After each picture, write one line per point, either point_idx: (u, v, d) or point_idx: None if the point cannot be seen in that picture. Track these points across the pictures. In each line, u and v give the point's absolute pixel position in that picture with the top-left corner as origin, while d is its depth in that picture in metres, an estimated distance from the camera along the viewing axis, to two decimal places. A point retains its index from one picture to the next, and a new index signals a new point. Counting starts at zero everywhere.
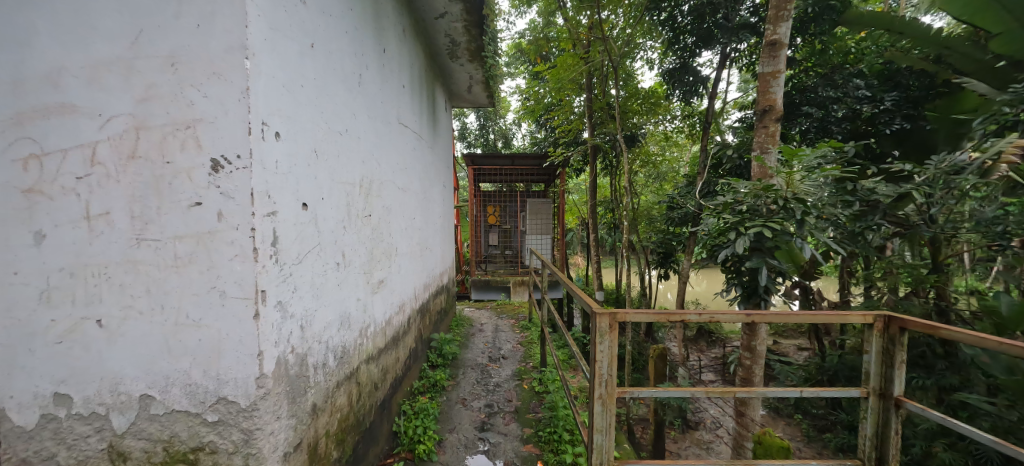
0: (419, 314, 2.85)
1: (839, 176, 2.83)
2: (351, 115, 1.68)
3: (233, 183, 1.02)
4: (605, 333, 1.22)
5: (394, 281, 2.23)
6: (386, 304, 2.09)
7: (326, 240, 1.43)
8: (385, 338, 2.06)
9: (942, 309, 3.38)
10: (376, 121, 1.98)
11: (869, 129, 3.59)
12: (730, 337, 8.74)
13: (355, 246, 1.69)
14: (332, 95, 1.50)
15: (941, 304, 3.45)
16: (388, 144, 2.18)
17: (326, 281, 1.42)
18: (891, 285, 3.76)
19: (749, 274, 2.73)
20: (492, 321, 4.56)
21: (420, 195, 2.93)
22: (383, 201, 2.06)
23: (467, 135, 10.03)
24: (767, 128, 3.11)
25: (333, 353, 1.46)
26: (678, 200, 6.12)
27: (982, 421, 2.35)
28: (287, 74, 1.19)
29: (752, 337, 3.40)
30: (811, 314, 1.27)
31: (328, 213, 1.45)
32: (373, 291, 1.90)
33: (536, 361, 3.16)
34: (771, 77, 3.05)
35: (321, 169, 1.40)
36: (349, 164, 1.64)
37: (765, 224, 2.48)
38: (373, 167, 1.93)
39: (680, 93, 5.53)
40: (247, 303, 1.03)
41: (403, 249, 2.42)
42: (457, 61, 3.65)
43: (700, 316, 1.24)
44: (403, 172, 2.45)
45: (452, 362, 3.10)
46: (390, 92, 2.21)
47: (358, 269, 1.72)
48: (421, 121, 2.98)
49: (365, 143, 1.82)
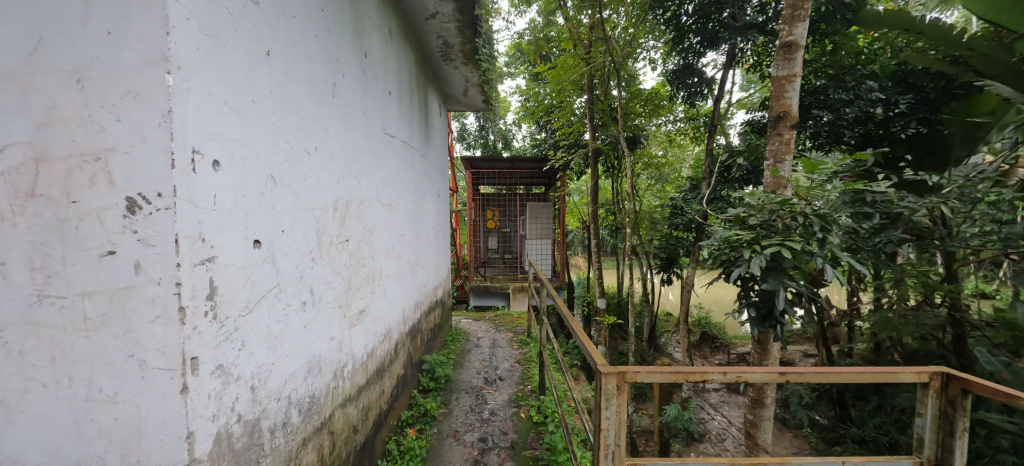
0: (410, 337, 2.65)
1: (858, 188, 2.64)
2: (323, 131, 1.48)
3: (153, 227, 0.83)
4: (612, 397, 1.03)
5: (378, 308, 2.04)
6: (369, 335, 1.90)
7: (288, 279, 1.23)
8: (367, 373, 1.87)
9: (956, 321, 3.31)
10: (355, 134, 1.79)
11: (883, 135, 3.36)
12: (735, 343, 8.63)
13: (328, 279, 1.50)
14: (297, 110, 1.31)
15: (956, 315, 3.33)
16: (372, 158, 1.99)
17: (288, 325, 1.23)
18: (902, 295, 3.61)
19: (763, 296, 2.53)
20: (489, 334, 4.37)
21: (410, 209, 2.72)
22: (364, 222, 1.86)
23: (466, 137, 9.85)
24: (781, 135, 2.92)
25: (298, 407, 1.27)
26: (682, 204, 5.95)
27: (1001, 440, 2.19)
28: (232, 89, 1.00)
29: (763, 356, 3.11)
30: (857, 373, 1.07)
31: (292, 246, 1.26)
32: (352, 324, 1.70)
33: (534, 385, 2.97)
34: (787, 81, 2.85)
35: (282, 197, 1.20)
36: (320, 186, 1.45)
37: (783, 242, 2.27)
38: (352, 186, 1.74)
39: (685, 95, 5.36)
40: (172, 374, 0.84)
41: (389, 270, 2.23)
42: (451, 64, 3.45)
43: (725, 376, 1.04)
44: (389, 188, 2.26)
45: (445, 386, 2.91)
46: (373, 101, 2.01)
47: (332, 304, 1.52)
48: (411, 129, 2.78)
49: (341, 160, 1.63)
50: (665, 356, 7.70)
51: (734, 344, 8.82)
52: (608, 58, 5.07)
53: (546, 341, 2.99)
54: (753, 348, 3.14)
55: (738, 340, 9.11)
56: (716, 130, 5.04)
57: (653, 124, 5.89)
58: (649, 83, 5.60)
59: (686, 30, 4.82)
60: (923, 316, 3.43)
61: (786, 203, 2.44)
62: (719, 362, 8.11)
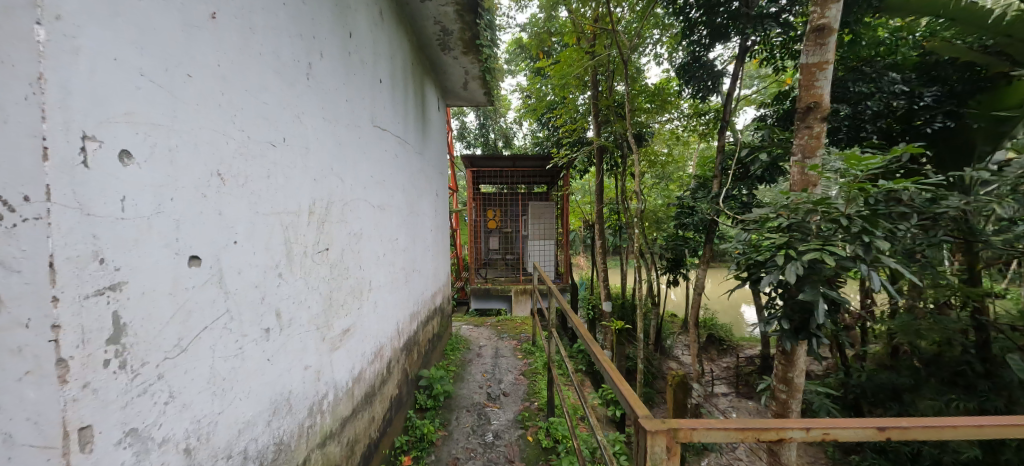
0: (405, 352, 2.41)
1: (902, 186, 2.28)
2: (294, 118, 1.23)
3: (21, 245, 0.56)
4: (661, 463, 0.79)
5: (367, 325, 1.79)
6: (356, 356, 1.65)
7: (245, 301, 0.98)
8: (353, 400, 1.62)
9: (981, 324, 3.22)
10: (338, 125, 1.54)
11: (911, 129, 3.02)
12: (742, 346, 8.48)
13: (302, 297, 1.25)
14: (256, 91, 1.05)
15: (981, 318, 3.22)
16: (359, 153, 1.74)
17: (245, 360, 0.98)
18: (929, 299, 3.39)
19: (799, 307, 2.26)
20: (491, 342, 4.11)
21: (405, 210, 2.48)
22: (349, 228, 1.62)
23: (466, 136, 9.58)
24: (811, 128, 2.67)
25: (258, 461, 1.02)
26: (690, 204, 5.72)
27: None
28: (153, 57, 0.75)
29: (788, 368, 2.98)
30: (979, 427, 0.82)
31: (250, 262, 1.01)
32: (333, 348, 1.45)
33: (541, 401, 2.73)
34: (818, 68, 2.60)
35: (234, 199, 0.95)
36: (290, 185, 1.20)
37: (823, 248, 2.00)
38: (334, 185, 1.49)
39: (693, 90, 5.13)
40: (52, 455, 0.58)
41: (380, 281, 1.97)
42: (450, 54, 3.20)
43: (808, 433, 0.79)
44: (380, 187, 2.00)
45: (444, 403, 2.66)
46: (359, 89, 1.76)
47: (308, 327, 1.28)
48: (405, 122, 2.52)
49: (318, 155, 1.37)
50: (671, 360, 7.48)
51: (741, 346, 8.64)
52: (614, 51, 4.84)
53: (553, 354, 2.72)
54: (777, 359, 3.04)
55: (744, 341, 8.92)
56: (727, 127, 4.81)
57: (659, 120, 5.67)
58: (655, 78, 5.37)
59: (695, 23, 4.60)
60: (946, 319, 3.38)
61: (824, 202, 2.19)
62: (727, 365, 7.89)
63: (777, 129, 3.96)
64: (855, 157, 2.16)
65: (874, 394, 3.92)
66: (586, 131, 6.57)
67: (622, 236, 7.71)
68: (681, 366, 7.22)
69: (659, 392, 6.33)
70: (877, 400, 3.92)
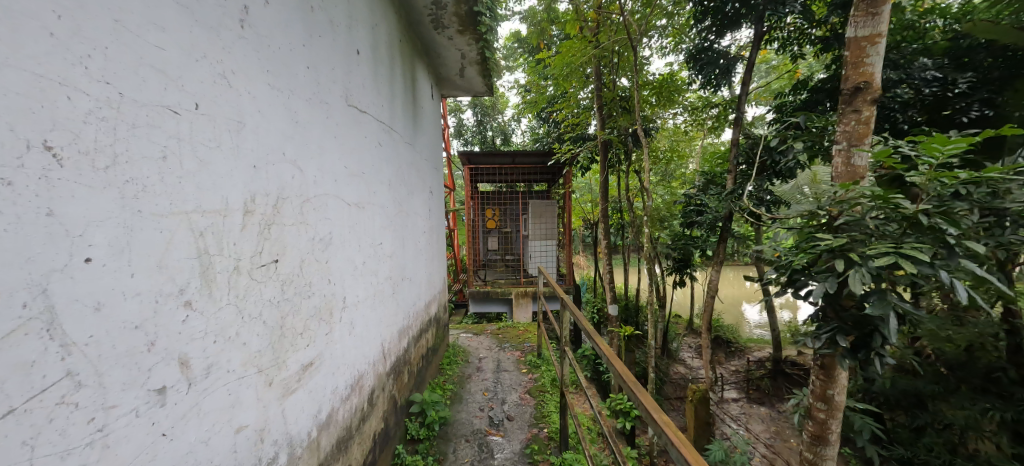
0: (393, 375, 2.04)
1: (996, 176, 1.73)
2: (215, 77, 0.86)
3: None
4: None
5: (340, 353, 1.42)
6: (323, 398, 1.28)
7: (113, 354, 0.62)
8: (319, 455, 1.25)
9: None
10: (293, 96, 1.17)
11: (942, 121, 2.67)
12: (750, 348, 8.17)
13: (232, 329, 0.89)
14: (137, 25, 0.69)
15: None
16: (327, 136, 1.37)
17: (114, 446, 0.62)
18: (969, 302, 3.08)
19: (857, 321, 1.92)
20: (492, 353, 3.74)
21: (391, 210, 2.10)
22: (312, 232, 1.25)
23: (463, 133, 9.17)
24: (858, 112, 2.31)
25: None
26: (700, 200, 5.35)
27: None
28: None
29: (828, 385, 2.65)
30: None
31: (124, 290, 0.65)
32: (287, 393, 1.09)
33: (552, 428, 2.38)
34: (869, 42, 2.26)
35: (86, 193, 0.60)
36: (208, 172, 0.83)
37: (900, 254, 1.64)
38: (287, 176, 1.12)
39: (703, 78, 4.67)
40: None
41: (358, 296, 1.60)
42: (444, 33, 2.84)
43: None
44: (357, 181, 1.63)
45: (441, 433, 2.29)
46: (326, 57, 1.39)
47: (242, 371, 0.91)
48: (391, 106, 2.16)
49: (261, 134, 1.01)
50: (677, 364, 7.12)
51: (749, 349, 8.27)
52: (618, 39, 4.50)
53: (566, 376, 2.30)
54: (816, 375, 2.70)
55: (753, 343, 8.61)
56: (742, 118, 4.43)
57: (663, 115, 5.32)
58: (662, 69, 5.02)
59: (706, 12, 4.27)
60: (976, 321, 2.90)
61: (887, 196, 1.83)
62: (736, 368, 7.56)
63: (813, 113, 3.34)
64: (939, 139, 1.67)
65: (896, 400, 3.34)
66: (588, 127, 6.21)
67: (625, 235, 7.40)
68: (690, 371, 6.85)
69: (667, 399, 5.95)
70: (898, 406, 3.37)
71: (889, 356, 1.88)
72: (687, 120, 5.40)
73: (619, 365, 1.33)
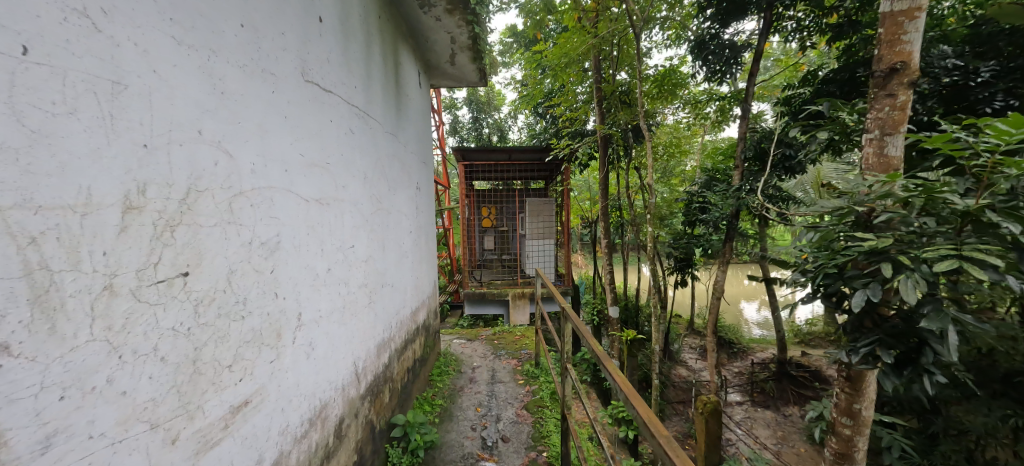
0: (370, 396, 1.78)
1: None
2: (66, 14, 0.59)
3: None
4: None
5: (292, 383, 1.15)
6: (264, 443, 1.01)
7: None
8: None
9: None
10: (217, 59, 0.90)
11: (963, 113, 2.36)
12: (753, 350, 7.96)
13: (98, 376, 0.62)
14: None
15: None
16: (272, 115, 1.10)
17: None
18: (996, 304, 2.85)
19: (902, 333, 1.68)
20: (487, 362, 3.49)
21: (367, 207, 1.82)
22: (248, 235, 0.97)
23: (458, 131, 8.86)
24: (893, 97, 2.06)
25: None
26: (703, 198, 5.10)
27: None
28: None
29: (855, 399, 2.41)
30: None
31: None
32: (204, 449, 0.82)
33: (552, 453, 2.12)
34: (907, 17, 2.01)
35: None
36: (47, 150, 0.57)
37: (961, 260, 1.39)
38: (206, 162, 0.85)
39: (708, 72, 4.38)
40: None
41: (320, 310, 1.33)
42: (432, 13, 2.57)
43: None
44: (318, 171, 1.36)
45: (427, 459, 2.03)
46: (271, 14, 1.12)
47: (118, 434, 0.65)
48: (367, 88, 1.88)
49: (158, 101, 0.74)
50: (679, 366, 6.87)
51: (751, 350, 8.05)
52: (618, 30, 4.22)
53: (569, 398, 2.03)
54: (841, 388, 2.46)
55: (755, 343, 8.39)
56: (749, 110, 4.15)
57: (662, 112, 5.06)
58: (661, 64, 4.73)
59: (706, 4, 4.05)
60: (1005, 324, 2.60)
61: (932, 191, 1.58)
62: (739, 370, 7.35)
63: (839, 99, 2.64)
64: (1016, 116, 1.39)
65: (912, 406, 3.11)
66: (586, 122, 5.93)
67: (626, 233, 7.17)
68: (692, 374, 6.63)
69: (669, 404, 5.72)
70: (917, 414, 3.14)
71: (940, 374, 1.64)
72: (688, 115, 5.13)
73: (640, 406, 0.99)
